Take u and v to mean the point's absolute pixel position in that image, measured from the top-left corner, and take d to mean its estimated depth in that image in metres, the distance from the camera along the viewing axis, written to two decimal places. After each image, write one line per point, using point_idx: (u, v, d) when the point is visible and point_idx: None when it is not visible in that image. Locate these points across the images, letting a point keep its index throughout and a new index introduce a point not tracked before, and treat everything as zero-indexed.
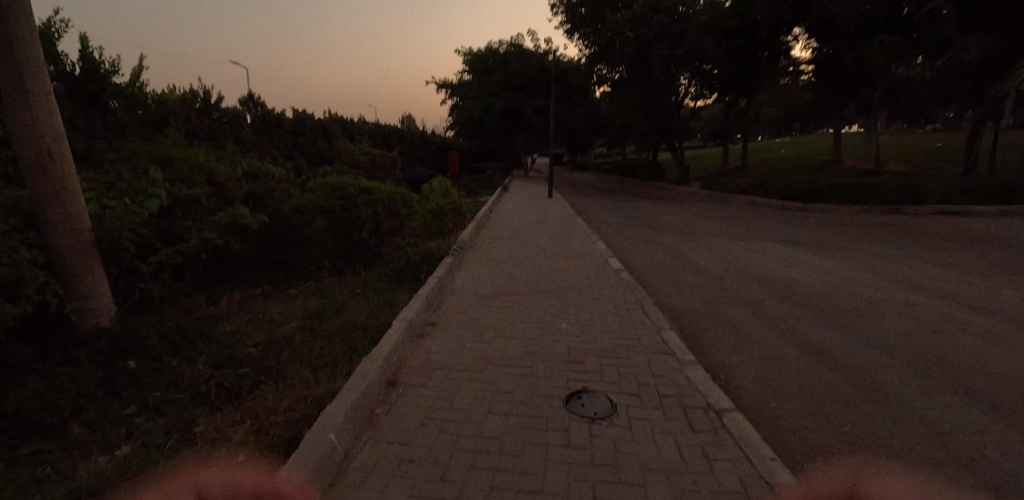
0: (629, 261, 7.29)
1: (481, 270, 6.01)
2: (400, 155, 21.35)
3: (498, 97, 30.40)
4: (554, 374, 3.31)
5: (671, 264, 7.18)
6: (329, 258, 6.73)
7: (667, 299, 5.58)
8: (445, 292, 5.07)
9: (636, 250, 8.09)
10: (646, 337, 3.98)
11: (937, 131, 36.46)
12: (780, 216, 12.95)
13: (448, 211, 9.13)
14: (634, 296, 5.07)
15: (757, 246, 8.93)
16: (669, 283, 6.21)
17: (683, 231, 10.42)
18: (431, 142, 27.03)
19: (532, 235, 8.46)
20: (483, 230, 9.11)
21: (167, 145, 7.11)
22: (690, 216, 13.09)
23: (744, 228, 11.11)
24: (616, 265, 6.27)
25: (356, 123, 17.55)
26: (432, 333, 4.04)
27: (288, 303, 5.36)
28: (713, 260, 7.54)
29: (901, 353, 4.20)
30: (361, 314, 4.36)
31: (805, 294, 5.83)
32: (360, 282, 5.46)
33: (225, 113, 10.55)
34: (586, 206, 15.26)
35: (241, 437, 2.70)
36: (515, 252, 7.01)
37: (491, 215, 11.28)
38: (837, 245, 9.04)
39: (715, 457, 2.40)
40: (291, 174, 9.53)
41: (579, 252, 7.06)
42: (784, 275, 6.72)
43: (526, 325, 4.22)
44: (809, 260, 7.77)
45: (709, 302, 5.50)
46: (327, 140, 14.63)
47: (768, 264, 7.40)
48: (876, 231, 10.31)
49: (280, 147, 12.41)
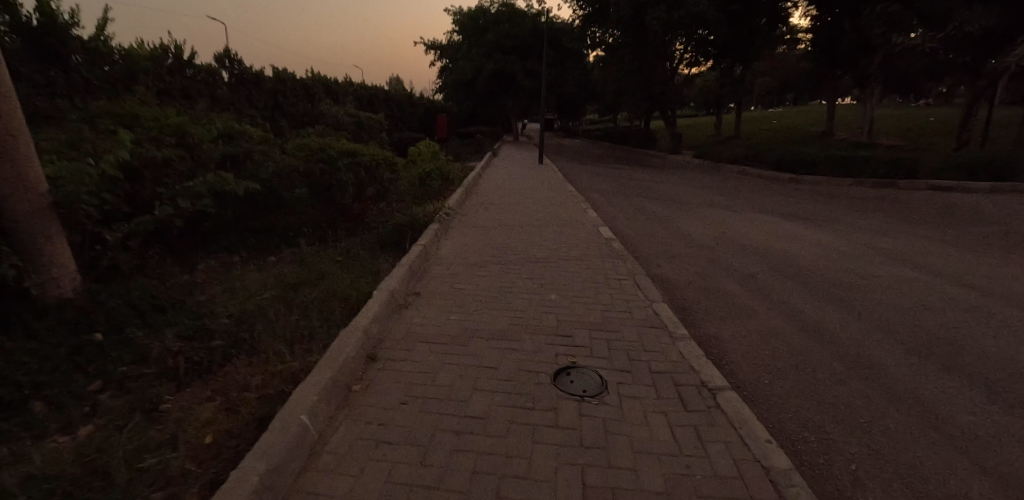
0: (621, 231, 7.12)
1: (468, 237, 5.80)
2: (387, 118, 20.69)
3: (489, 60, 29.39)
4: (542, 348, 3.17)
5: (663, 234, 7.04)
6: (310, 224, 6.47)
7: (659, 271, 5.45)
8: (430, 261, 4.86)
9: (627, 219, 7.93)
10: (638, 309, 3.85)
11: (931, 104, 36.21)
12: (773, 188, 12.83)
13: (436, 177, 8.83)
14: (625, 267, 4.92)
15: (750, 217, 8.83)
16: (662, 254, 6.06)
17: (676, 201, 10.24)
18: (420, 105, 26.22)
19: (521, 202, 8.21)
20: (471, 196, 8.84)
21: (135, 103, 6.67)
22: (682, 186, 12.94)
23: (737, 198, 10.97)
24: (607, 235, 6.10)
25: (340, 84, 16.85)
26: (415, 303, 3.86)
27: (267, 272, 5.13)
28: (706, 231, 7.42)
29: (894, 329, 4.14)
30: (342, 283, 4.16)
31: (798, 268, 5.74)
32: (342, 250, 5.22)
33: (199, 71, 9.97)
34: (578, 173, 14.99)
35: (210, 417, 2.54)
36: (503, 220, 6.79)
37: (479, 181, 10.97)
38: (830, 218, 8.94)
39: (709, 438, 2.31)
40: (271, 135, 9.09)
41: (570, 221, 6.85)
42: (777, 248, 6.62)
43: (514, 296, 4.05)
44: (801, 232, 7.69)
45: (701, 274, 5.38)
46: (309, 101, 14.01)
47: (760, 236, 7.30)
48: (869, 205, 10.23)
49: (260, 107, 11.82)
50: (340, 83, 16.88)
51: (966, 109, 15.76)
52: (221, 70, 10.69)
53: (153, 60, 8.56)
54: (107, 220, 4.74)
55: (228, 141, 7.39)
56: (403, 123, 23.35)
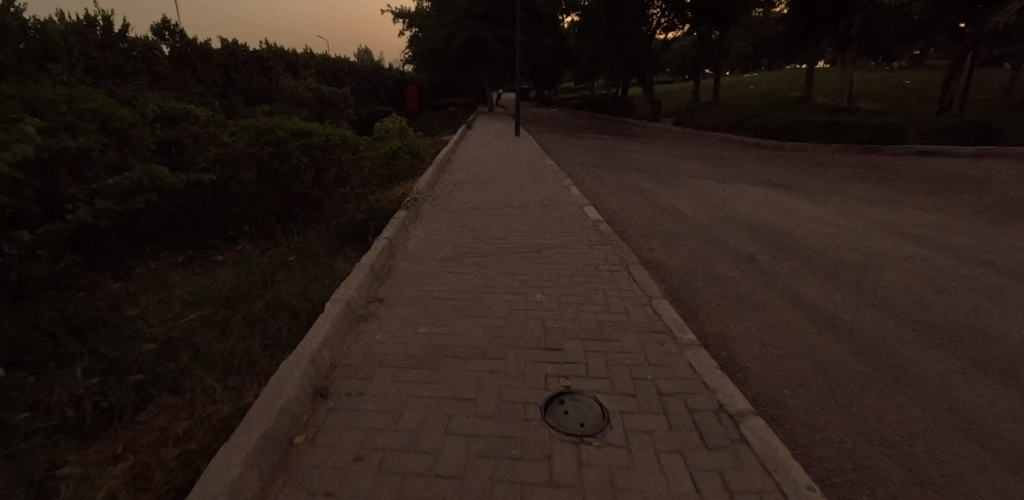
0: (607, 209, 6.61)
1: (440, 225, 5.20)
2: (354, 92, 19.49)
3: (460, 27, 27.97)
4: (528, 367, 2.66)
5: (652, 212, 6.56)
6: (264, 215, 5.75)
7: (652, 256, 4.98)
8: (397, 256, 4.27)
9: (612, 195, 7.44)
10: (635, 308, 3.37)
11: (906, 68, 36.27)
12: (758, 156, 12.47)
13: (405, 156, 8.12)
14: (617, 254, 4.42)
15: (739, 188, 8.46)
16: (653, 236, 5.58)
17: (661, 173, 9.74)
18: (389, 77, 24.86)
19: (498, 180, 7.60)
20: (444, 175, 8.18)
21: (48, 82, 5.75)
22: (666, 156, 12.47)
23: (723, 169, 10.53)
24: (594, 216, 5.58)
25: (299, 55, 15.63)
26: (378, 312, 3.28)
27: (212, 276, 4.46)
28: (696, 206, 7.02)
29: (912, 319, 3.78)
30: (293, 290, 3.56)
31: (798, 247, 5.35)
32: (298, 247, 4.58)
33: (135, 44, 8.89)
34: (557, 145, 14.36)
35: (113, 489, 1.98)
36: (480, 202, 6.20)
37: (453, 157, 10.28)
38: (821, 188, 8.59)
39: (739, 488, 1.85)
40: (220, 115, 8.18)
41: (552, 201, 6.29)
42: (773, 224, 6.23)
43: (494, 298, 3.52)
44: (794, 204, 7.36)
45: (699, 258, 4.93)
46: (265, 75, 12.91)
47: (752, 210, 6.93)
48: (858, 172, 9.93)
49: (207, 84, 10.74)
50: (300, 55, 15.65)
51: (948, 70, 15.56)
52: (160, 43, 9.59)
53: (76, 32, 7.50)
54: (15, 224, 4.00)
55: (166, 124, 6.52)
56: (371, 97, 22.13)
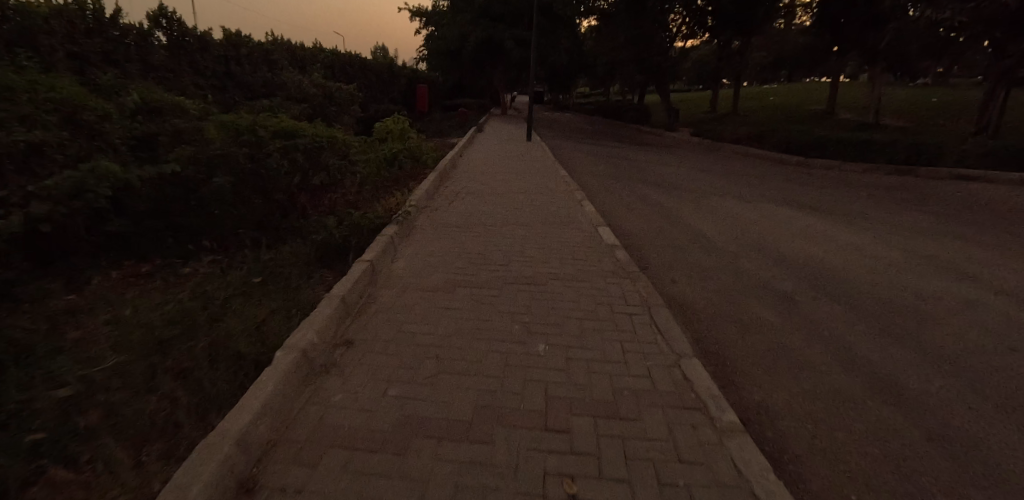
0: (624, 230, 5.97)
1: (434, 243, 4.60)
2: (362, 90, 19.02)
3: (476, 26, 27.47)
4: (521, 459, 2.00)
5: (673, 236, 5.92)
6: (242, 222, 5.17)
7: (674, 291, 4.33)
8: (379, 284, 3.65)
9: (628, 213, 6.82)
10: (661, 373, 2.71)
11: (935, 85, 35.08)
12: (783, 173, 11.75)
13: (406, 160, 7.55)
14: (636, 290, 3.77)
15: (765, 210, 7.80)
16: (676, 266, 4.93)
17: (680, 189, 9.08)
18: (400, 75, 24.39)
19: (504, 192, 7.00)
20: (447, 182, 7.59)
21: (15, 66, 5.26)
22: (684, 168, 11.81)
23: (746, 186, 9.83)
24: (610, 239, 4.95)
25: (307, 50, 15.18)
26: (343, 361, 2.65)
27: (171, 293, 3.88)
28: (720, 230, 6.37)
29: (995, 393, 3.10)
30: (248, 324, 2.96)
31: (840, 290, 4.71)
32: (271, 266, 4.00)
33: (128, 31, 8.42)
34: (569, 153, 13.73)
35: None
36: (483, 217, 5.60)
37: (459, 163, 9.71)
38: (855, 213, 7.90)
39: None
40: (211, 108, 7.68)
41: (562, 219, 5.65)
42: (807, 256, 5.58)
43: (488, 346, 2.86)
44: (828, 231, 6.70)
45: (730, 300, 4.27)
46: (268, 69, 12.45)
47: (782, 237, 6.29)
48: (894, 196, 9.20)
49: (205, 76, 10.27)
50: (307, 49, 15.19)
51: (985, 90, 14.77)
52: (156, 31, 9.13)
53: (61, 16, 7.02)
54: None
55: (146, 118, 5.98)
56: (381, 95, 21.67)
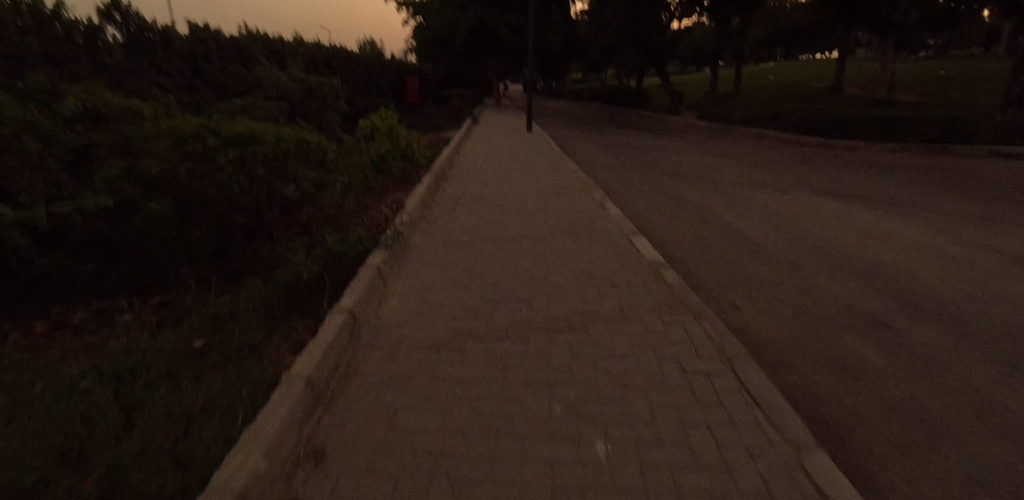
0: (657, 237, 5.02)
1: (433, 271, 3.64)
2: (347, 84, 17.93)
3: (466, 12, 26.20)
4: None
5: (715, 241, 4.99)
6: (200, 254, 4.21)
7: (740, 322, 3.41)
8: (363, 343, 2.71)
9: (657, 213, 5.87)
10: (789, 477, 1.72)
11: (942, 57, 33.91)
12: (807, 156, 10.79)
13: (396, 162, 6.56)
14: (706, 332, 2.83)
15: (806, 200, 6.86)
16: (732, 283, 4.00)
17: (704, 179, 8.12)
18: (389, 67, 23.26)
19: (511, 196, 6.02)
20: (444, 185, 6.62)
21: None
22: (700, 155, 10.83)
23: (775, 173, 8.86)
24: (651, 254, 3.98)
25: (286, 43, 14.09)
26: (298, 486, 1.67)
27: (95, 359, 2.96)
28: (766, 230, 5.45)
29: None
30: (169, 432, 2.04)
31: (938, 308, 3.80)
32: (223, 322, 3.09)
33: (76, 28, 7.44)
34: (573, 143, 12.73)
35: None
36: (490, 229, 4.64)
37: (456, 160, 8.71)
38: (905, 200, 6.99)
39: None
40: (169, 112, 6.69)
41: (586, 228, 4.70)
42: (880, 262, 4.66)
43: (522, 447, 1.90)
44: (887, 226, 5.78)
45: (813, 331, 3.36)
46: (242, 65, 11.41)
47: (839, 235, 5.37)
48: (941, 179, 8.26)
49: (170, 76, 9.25)
50: (286, 42, 14.08)
51: None
52: (108, 26, 8.10)
53: None
54: None
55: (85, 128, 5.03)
56: (369, 88, 20.55)
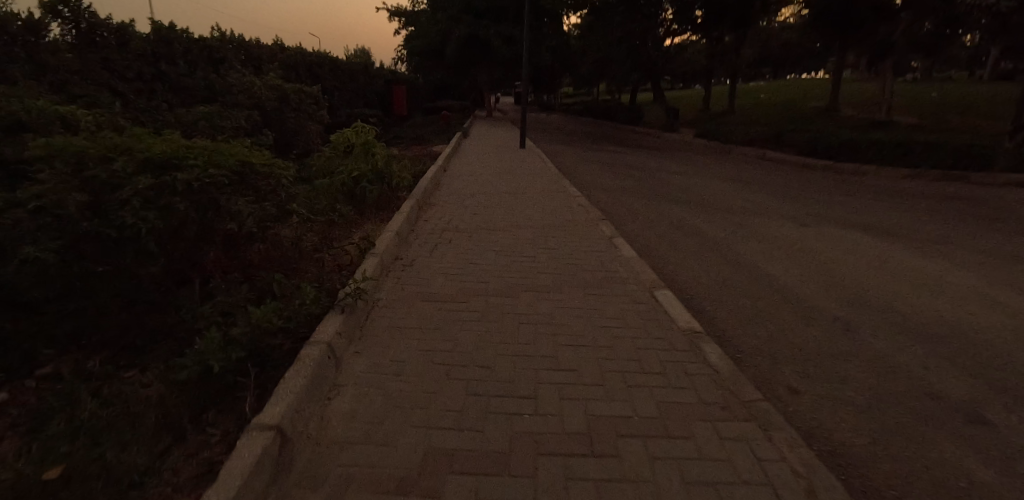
0: (679, 287, 4.20)
1: (404, 343, 2.76)
2: (331, 92, 17.08)
3: (458, 23, 25.64)
4: None
5: (748, 292, 4.19)
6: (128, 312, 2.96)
7: (812, 422, 2.57)
8: (295, 478, 1.76)
9: (673, 252, 5.09)
10: None
11: (932, 81, 34.21)
12: (819, 180, 10.17)
13: (373, 185, 5.69)
14: (791, 458, 1.97)
15: (835, 234, 6.16)
16: (782, 356, 3.21)
17: (717, 208, 7.38)
18: (378, 76, 22.52)
19: (504, 229, 5.20)
20: (427, 213, 5.78)
21: None
22: (706, 178, 10.17)
23: (791, 200, 8.17)
24: (683, 317, 3.15)
25: (265, 48, 13.25)
26: None
27: None
28: (802, 274, 4.71)
29: None
30: None
31: None
32: (102, 429, 2.11)
33: (11, 21, 6.53)
34: (569, 162, 12.00)
35: None
36: (479, 277, 3.79)
37: (443, 181, 7.90)
38: (941, 234, 6.34)
39: None
40: (110, 119, 5.77)
41: (595, 276, 3.88)
42: (947, 320, 3.90)
43: None
44: (936, 268, 5.06)
45: (910, 435, 2.52)
46: (214, 69, 10.53)
47: (886, 281, 4.64)
48: (970, 209, 7.65)
49: (127, 81, 8.32)
50: (265, 47, 13.21)
51: None
52: (52, 21, 7.16)
53: None
54: None
55: None
56: (356, 97, 19.74)
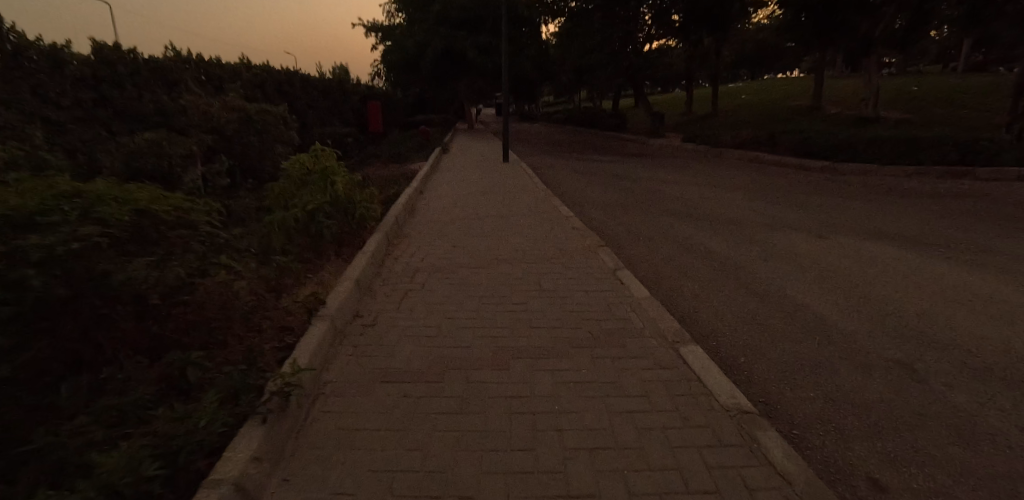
0: (700, 334, 3.52)
1: (353, 456, 1.99)
2: (302, 111, 16.27)
3: (434, 35, 25.12)
4: None
5: (782, 334, 3.50)
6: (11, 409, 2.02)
7: None
8: None
9: (686, 284, 4.41)
10: None
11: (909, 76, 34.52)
12: (819, 183, 9.65)
13: (333, 219, 4.94)
14: None
15: (859, 247, 5.55)
16: (850, 426, 2.51)
17: (723, 222, 6.72)
18: (353, 92, 21.76)
19: (488, 266, 4.46)
20: (399, 249, 5.04)
21: None
22: (702, 187, 9.56)
23: (798, 208, 7.58)
24: (722, 389, 2.44)
25: (228, 67, 12.47)
26: None
27: None
28: (839, 304, 4.04)
29: None
30: None
31: None
32: None
33: None
34: (556, 176, 11.33)
35: None
36: (458, 339, 3.05)
37: (420, 207, 7.15)
38: (970, 241, 5.78)
39: None
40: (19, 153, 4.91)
41: (601, 329, 3.17)
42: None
43: None
44: (982, 284, 4.45)
45: None
46: (169, 92, 9.71)
47: (936, 307, 4.00)
48: (989, 209, 7.14)
49: (62, 107, 7.44)
50: (227, 67, 12.43)
51: None
52: None
53: None
54: None
55: None
56: (330, 115, 18.94)
